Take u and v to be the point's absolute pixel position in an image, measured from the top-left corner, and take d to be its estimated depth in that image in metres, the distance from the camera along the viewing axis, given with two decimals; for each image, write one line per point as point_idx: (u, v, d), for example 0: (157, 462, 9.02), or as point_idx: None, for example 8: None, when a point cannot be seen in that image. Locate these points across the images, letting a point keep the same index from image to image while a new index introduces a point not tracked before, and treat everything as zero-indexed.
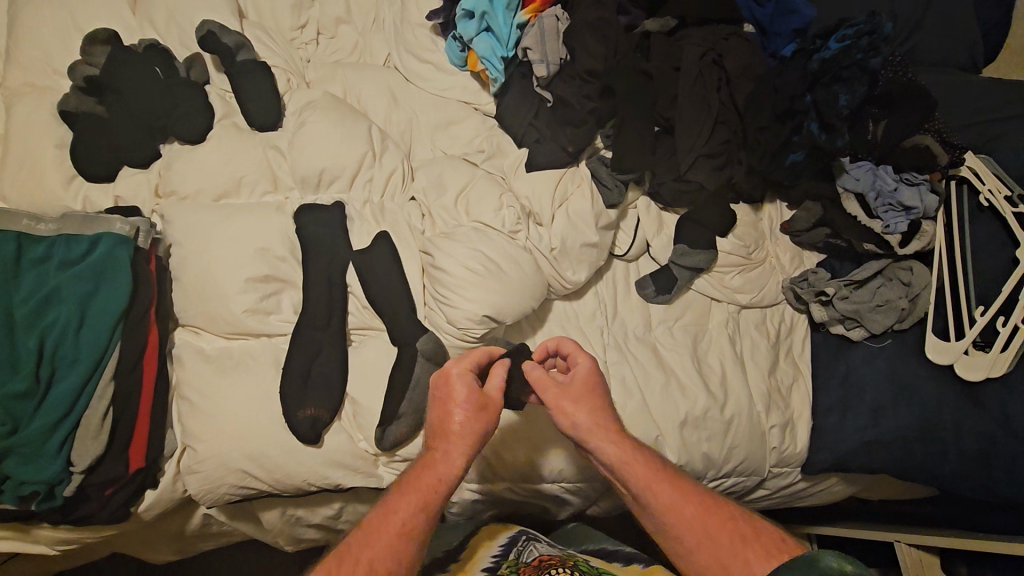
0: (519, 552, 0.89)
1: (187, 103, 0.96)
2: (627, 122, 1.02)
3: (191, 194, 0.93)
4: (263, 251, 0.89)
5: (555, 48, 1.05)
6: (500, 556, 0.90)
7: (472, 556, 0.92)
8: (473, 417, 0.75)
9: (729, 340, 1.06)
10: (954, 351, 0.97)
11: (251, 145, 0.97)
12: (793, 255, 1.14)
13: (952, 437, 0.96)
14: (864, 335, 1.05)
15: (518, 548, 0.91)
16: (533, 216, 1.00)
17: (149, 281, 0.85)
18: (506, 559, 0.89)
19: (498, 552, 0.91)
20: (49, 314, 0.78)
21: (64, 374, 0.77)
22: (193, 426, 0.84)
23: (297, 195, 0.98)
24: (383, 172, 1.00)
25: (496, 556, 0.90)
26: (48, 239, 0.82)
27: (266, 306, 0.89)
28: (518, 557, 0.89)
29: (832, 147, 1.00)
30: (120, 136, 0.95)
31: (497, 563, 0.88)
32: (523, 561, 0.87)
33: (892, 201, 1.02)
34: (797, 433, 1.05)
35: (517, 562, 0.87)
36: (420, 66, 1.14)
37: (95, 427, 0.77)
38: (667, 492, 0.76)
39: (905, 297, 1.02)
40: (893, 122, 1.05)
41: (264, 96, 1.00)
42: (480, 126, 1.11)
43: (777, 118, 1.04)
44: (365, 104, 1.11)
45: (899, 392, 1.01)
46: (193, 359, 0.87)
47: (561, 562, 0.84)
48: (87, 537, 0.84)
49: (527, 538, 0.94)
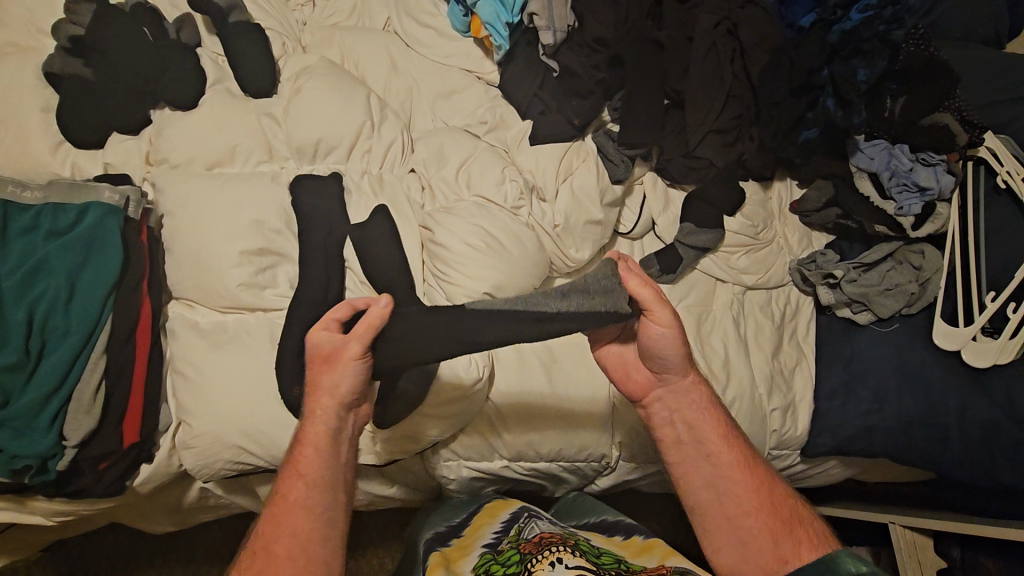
0: (520, 528, 0.87)
1: (177, 67, 0.92)
2: (635, 96, 0.99)
3: (183, 162, 0.90)
4: (258, 223, 0.86)
5: (563, 15, 0.99)
6: (500, 534, 0.88)
7: (474, 534, 0.92)
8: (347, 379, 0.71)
9: (733, 322, 1.05)
10: (962, 338, 0.96)
11: (243, 112, 0.94)
12: (802, 236, 1.12)
13: (956, 423, 0.96)
14: (871, 319, 1.03)
15: (520, 524, 0.89)
16: (537, 191, 0.97)
17: (140, 251, 0.83)
18: (507, 535, 0.87)
19: (500, 528, 0.90)
20: (38, 286, 0.76)
21: (55, 347, 0.75)
22: (188, 401, 0.82)
23: (292, 165, 0.95)
24: (382, 143, 0.97)
25: (498, 532, 0.89)
26: (35, 208, 0.79)
27: (261, 280, 0.86)
28: (519, 533, 0.87)
29: (847, 125, 0.98)
30: (107, 100, 0.91)
31: (498, 539, 0.87)
32: (523, 537, 0.85)
33: (906, 181, 0.99)
34: (798, 416, 1.04)
35: (517, 539, 0.85)
36: (421, 31, 1.09)
37: (88, 401, 0.75)
38: (745, 474, 0.77)
39: (915, 281, 1.00)
40: (910, 102, 0.99)
41: (259, 61, 0.96)
42: (483, 96, 1.06)
43: (793, 93, 1.02)
44: (364, 71, 1.06)
45: (905, 378, 0.99)
46: (187, 333, 0.85)
47: (562, 540, 0.81)
48: (83, 509, 0.83)
49: (529, 515, 0.92)
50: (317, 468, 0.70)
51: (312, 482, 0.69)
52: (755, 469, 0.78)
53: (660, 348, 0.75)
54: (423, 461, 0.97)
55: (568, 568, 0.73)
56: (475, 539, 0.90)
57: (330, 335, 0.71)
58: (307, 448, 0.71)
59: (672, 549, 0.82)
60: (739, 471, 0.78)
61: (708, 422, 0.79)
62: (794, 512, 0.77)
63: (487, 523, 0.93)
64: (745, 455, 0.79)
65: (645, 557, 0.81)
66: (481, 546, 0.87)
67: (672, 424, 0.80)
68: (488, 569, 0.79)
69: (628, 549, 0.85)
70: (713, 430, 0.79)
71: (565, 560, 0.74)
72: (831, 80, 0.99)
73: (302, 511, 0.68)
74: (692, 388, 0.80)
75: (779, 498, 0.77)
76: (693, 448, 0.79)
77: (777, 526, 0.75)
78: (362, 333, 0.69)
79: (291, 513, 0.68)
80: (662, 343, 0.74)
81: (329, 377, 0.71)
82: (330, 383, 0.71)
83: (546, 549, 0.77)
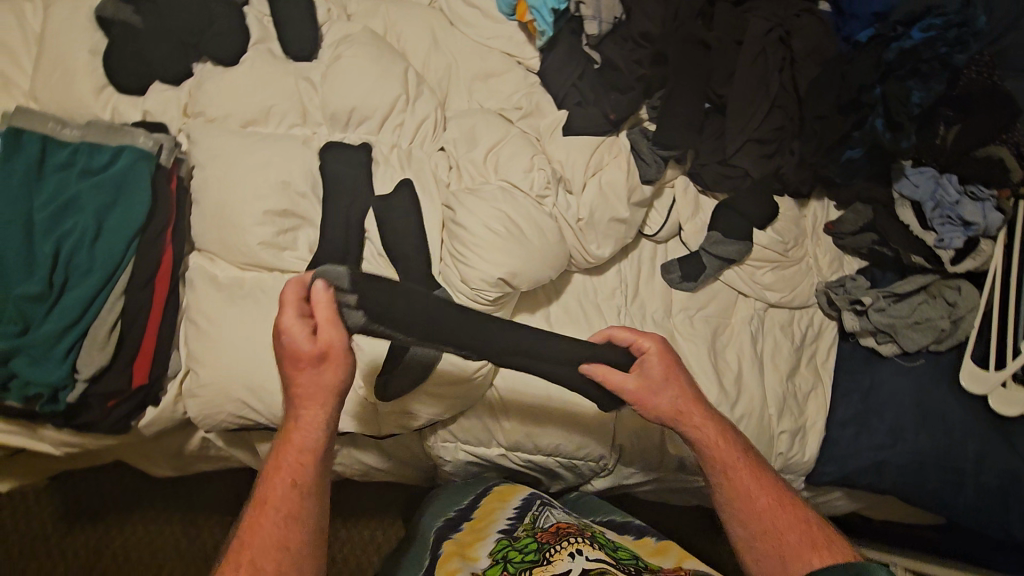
0: (535, 517, 0.88)
1: (224, 22, 0.94)
2: (675, 96, 0.96)
3: (219, 117, 0.92)
4: (285, 184, 0.88)
5: (611, 4, 0.96)
6: (514, 521, 0.89)
7: (487, 517, 0.92)
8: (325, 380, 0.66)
9: (751, 337, 1.02)
10: (989, 381, 0.93)
11: (282, 73, 0.94)
12: (833, 259, 1.09)
13: (973, 470, 0.92)
14: (895, 352, 1.00)
15: (534, 512, 0.90)
16: (564, 182, 0.95)
17: (167, 199, 0.84)
18: (522, 522, 0.88)
19: (514, 514, 0.91)
20: (66, 222, 0.77)
21: (77, 283, 0.76)
22: (196, 351, 0.83)
23: (324, 131, 0.96)
24: (415, 118, 0.97)
25: (512, 518, 0.90)
26: (72, 145, 0.80)
27: (282, 241, 0.88)
28: (534, 521, 0.87)
29: (895, 147, 0.94)
30: (152, 49, 0.92)
31: (513, 526, 0.87)
32: (540, 526, 0.86)
33: (950, 214, 0.96)
34: (807, 443, 1.00)
35: (532, 527, 0.86)
36: (466, 9, 1.07)
37: (102, 338, 0.76)
38: (757, 500, 0.74)
39: (947, 318, 0.96)
40: (965, 129, 0.97)
41: (301, 25, 0.97)
42: (521, 82, 1.04)
43: (841, 109, 0.98)
44: (404, 45, 1.05)
45: (924, 417, 0.96)
46: (204, 283, 0.87)
47: (579, 532, 0.81)
48: (89, 443, 0.86)
49: (542, 503, 0.92)
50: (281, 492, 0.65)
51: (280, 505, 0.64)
52: (767, 494, 0.75)
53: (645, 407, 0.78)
54: (420, 437, 0.97)
55: (589, 561, 0.73)
56: (489, 524, 0.90)
57: (290, 322, 0.64)
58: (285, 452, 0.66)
59: (686, 554, 0.83)
60: (748, 499, 0.75)
61: (711, 449, 0.77)
62: (806, 541, 0.71)
63: (500, 505, 0.93)
64: (755, 479, 0.76)
65: (661, 557, 0.82)
66: (496, 531, 0.88)
67: None
68: (506, 555, 0.80)
69: (643, 548, 0.86)
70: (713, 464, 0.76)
71: (585, 553, 0.74)
72: (883, 100, 0.95)
73: (284, 509, 0.64)
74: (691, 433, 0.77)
75: (792, 520, 0.73)
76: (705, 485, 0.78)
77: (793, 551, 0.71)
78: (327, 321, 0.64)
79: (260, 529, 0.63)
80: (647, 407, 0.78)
81: (303, 373, 0.66)
82: (309, 376, 0.66)
83: (564, 541, 0.78)
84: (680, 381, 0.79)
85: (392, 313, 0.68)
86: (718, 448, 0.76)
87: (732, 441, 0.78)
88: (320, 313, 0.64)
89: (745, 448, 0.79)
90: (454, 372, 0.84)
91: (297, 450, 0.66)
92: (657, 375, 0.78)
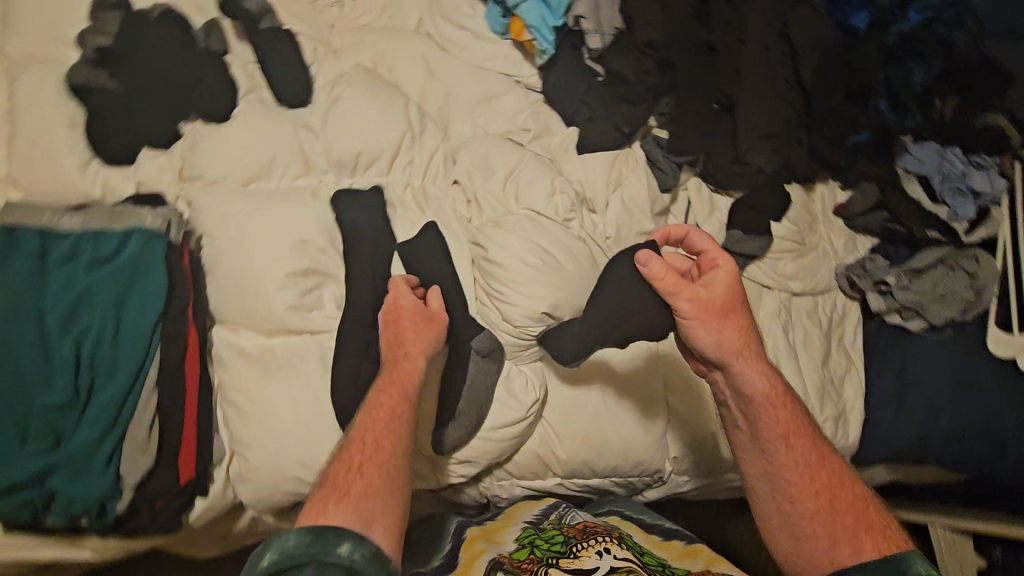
0: (561, 514, 0.88)
1: (212, 76, 0.88)
2: (686, 100, 0.97)
3: (219, 178, 0.86)
4: (303, 242, 0.83)
5: (612, 16, 0.96)
6: (541, 516, 0.89)
7: (514, 511, 0.92)
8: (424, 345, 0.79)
9: (783, 330, 1.03)
10: (1016, 344, 0.99)
11: (279, 124, 0.89)
12: (847, 240, 1.09)
13: (1010, 431, 0.98)
14: (923, 327, 1.02)
15: (561, 510, 0.90)
16: (586, 203, 0.94)
17: (182, 279, 0.80)
18: (547, 519, 0.88)
19: (540, 512, 0.90)
20: (83, 320, 0.73)
21: (105, 383, 0.73)
22: (240, 433, 0.79)
23: (331, 178, 0.91)
24: (424, 153, 0.94)
25: (538, 515, 0.90)
26: (73, 236, 0.76)
27: (308, 302, 0.83)
28: (560, 518, 0.87)
29: (901, 127, 1.01)
30: (140, 114, 0.86)
31: (539, 520, 0.87)
32: (565, 522, 0.86)
33: (959, 186, 0.99)
34: (849, 425, 1.03)
35: (560, 523, 0.86)
36: (457, 34, 1.03)
37: (142, 440, 0.74)
38: (809, 477, 0.74)
39: (969, 288, 0.99)
40: (961, 102, 0.99)
41: (292, 69, 0.92)
42: (524, 101, 1.01)
43: (848, 98, 1.01)
44: (398, 77, 1.01)
45: (956, 385, 1.00)
46: (232, 360, 0.81)
47: (606, 532, 0.82)
48: (137, 546, 0.80)
49: (568, 506, 0.92)
50: (376, 441, 0.72)
51: (375, 453, 0.71)
52: (823, 474, 0.74)
53: (699, 340, 0.75)
54: (476, 481, 0.95)
55: (616, 559, 0.75)
56: (516, 515, 0.90)
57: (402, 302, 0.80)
58: (383, 404, 0.75)
59: (716, 558, 0.85)
60: (801, 474, 0.74)
61: (769, 414, 0.75)
62: (861, 523, 0.71)
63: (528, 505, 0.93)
64: (811, 457, 0.75)
65: (688, 562, 0.84)
66: (523, 520, 0.88)
67: (731, 409, 0.78)
68: (531, 542, 0.81)
69: (668, 551, 0.87)
70: (766, 431, 0.75)
71: (613, 551, 0.76)
72: (885, 83, 1.00)
73: (380, 461, 0.71)
74: (750, 382, 0.75)
75: (847, 499, 0.73)
76: (754, 444, 0.76)
77: (833, 531, 0.71)
78: (441, 325, 0.81)
79: (353, 481, 0.67)
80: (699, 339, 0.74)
81: (412, 336, 0.79)
82: (408, 334, 0.79)
83: (591, 538, 0.79)
84: (738, 319, 0.75)
85: (558, 333, 0.84)
86: (776, 411, 0.75)
87: (791, 410, 0.77)
88: (433, 306, 0.82)
89: (806, 420, 0.78)
90: (512, 418, 0.85)
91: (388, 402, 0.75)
92: (719, 304, 0.74)
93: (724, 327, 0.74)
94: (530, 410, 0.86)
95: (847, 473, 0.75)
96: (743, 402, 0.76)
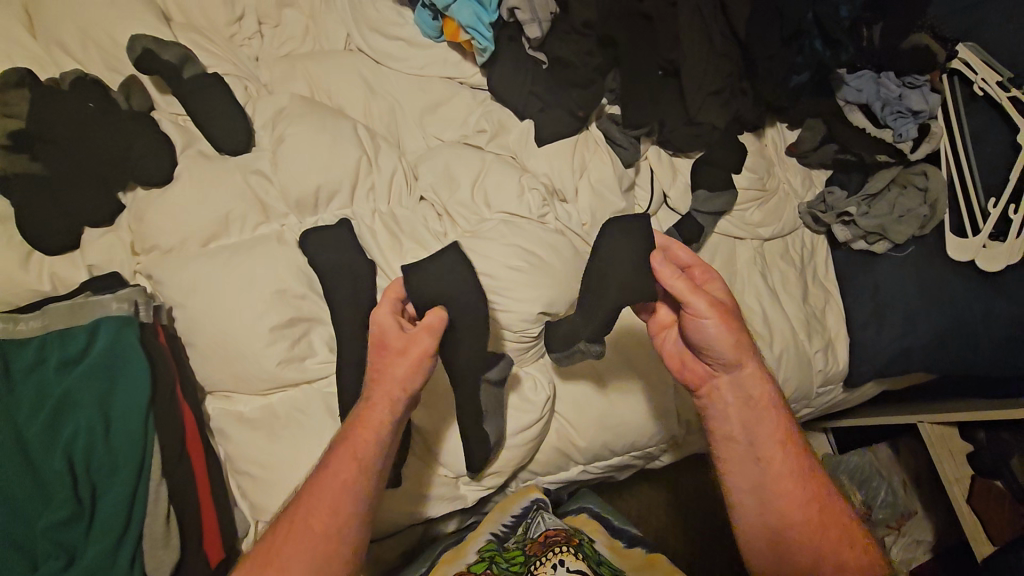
0: (527, 526, 0.89)
1: (141, 142, 0.82)
2: (631, 74, 0.97)
3: (175, 245, 0.81)
4: (281, 292, 0.80)
5: (545, 2, 0.93)
6: (511, 526, 0.90)
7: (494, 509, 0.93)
8: (402, 373, 0.69)
9: (761, 277, 1.05)
10: (973, 247, 1.01)
11: (225, 175, 0.84)
12: (803, 177, 1.14)
13: (983, 325, 1.01)
14: (888, 247, 1.08)
15: (531, 518, 0.91)
16: (557, 194, 0.94)
17: (164, 358, 0.75)
18: (517, 531, 0.89)
19: (514, 516, 0.91)
20: (67, 425, 0.69)
21: (108, 484, 0.68)
22: (261, 499, 0.77)
23: (293, 220, 0.87)
24: (383, 176, 0.91)
25: (509, 522, 0.90)
26: (35, 341, 0.72)
27: (299, 352, 0.80)
28: (526, 530, 0.89)
29: (837, 62, 1.02)
30: (71, 195, 0.80)
31: (506, 534, 0.89)
32: (531, 536, 0.88)
33: (899, 109, 1.02)
34: (836, 352, 1.08)
35: (525, 537, 0.88)
36: (388, 44, 0.99)
37: (162, 534, 0.69)
38: (797, 488, 0.74)
39: (924, 203, 1.05)
40: (890, 26, 1.04)
41: (225, 114, 0.86)
42: (472, 103, 0.99)
43: (784, 42, 1.00)
44: (338, 100, 0.97)
45: (930, 295, 1.04)
46: (234, 427, 0.79)
47: (567, 541, 0.84)
48: None
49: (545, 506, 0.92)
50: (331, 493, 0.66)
51: (325, 504, 0.66)
52: (812, 488, 0.75)
53: (709, 341, 0.71)
54: (503, 488, 0.94)
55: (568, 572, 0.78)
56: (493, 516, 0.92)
57: (386, 313, 0.71)
58: (373, 407, 0.69)
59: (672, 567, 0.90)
60: (792, 488, 0.74)
61: (765, 426, 0.75)
62: (842, 536, 0.73)
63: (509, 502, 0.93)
64: (803, 473, 0.75)
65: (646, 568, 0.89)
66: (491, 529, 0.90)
67: (727, 420, 0.75)
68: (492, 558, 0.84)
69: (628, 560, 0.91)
70: (758, 439, 0.75)
71: (566, 563, 0.79)
72: (816, 22, 1.00)
73: (334, 523, 0.65)
74: (748, 387, 0.75)
75: (833, 513, 0.75)
76: (744, 449, 0.75)
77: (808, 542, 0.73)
78: (436, 327, 0.70)
79: (297, 537, 0.64)
80: (712, 338, 0.70)
81: (391, 362, 0.70)
82: (387, 359, 0.70)
83: (549, 551, 0.81)
84: (743, 324, 0.73)
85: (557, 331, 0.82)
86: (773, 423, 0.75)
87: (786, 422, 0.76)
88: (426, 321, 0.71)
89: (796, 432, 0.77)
90: (529, 421, 0.85)
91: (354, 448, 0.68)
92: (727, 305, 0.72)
93: (735, 332, 0.72)
94: (541, 412, 0.86)
95: (829, 484, 0.77)
96: (742, 411, 0.75)
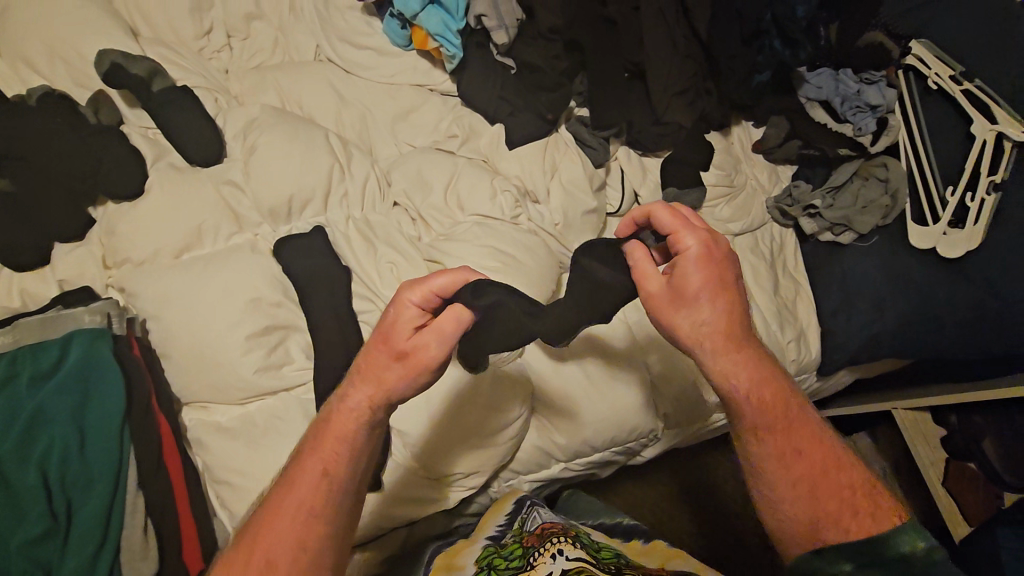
0: (523, 521, 0.89)
1: (108, 154, 0.82)
2: (597, 77, 1.00)
3: (147, 257, 0.81)
4: (255, 301, 0.80)
5: (509, 9, 0.97)
6: (504, 528, 0.89)
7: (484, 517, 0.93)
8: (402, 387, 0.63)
9: None
10: (934, 234, 1.04)
11: (197, 186, 0.85)
12: (770, 173, 1.16)
13: (949, 311, 1.03)
14: (853, 238, 1.11)
15: (522, 516, 0.90)
16: (529, 195, 0.96)
17: (139, 370, 0.75)
18: (510, 530, 0.89)
19: (503, 521, 0.91)
20: (40, 441, 0.68)
21: (83, 498, 0.68)
22: (240, 509, 0.77)
23: (267, 229, 0.88)
24: (356, 183, 0.92)
25: (501, 526, 0.90)
26: (6, 356, 0.71)
27: (276, 359, 0.80)
28: (522, 525, 0.88)
29: (796, 61, 1.04)
30: (40, 210, 0.80)
31: (502, 534, 0.88)
32: (527, 530, 0.87)
33: (858, 104, 1.06)
34: (809, 341, 1.10)
35: (521, 532, 0.87)
36: (358, 53, 1.02)
37: (140, 546, 0.69)
38: (795, 442, 0.64)
39: (886, 194, 1.08)
40: (844, 25, 1.08)
41: (195, 125, 0.87)
42: (442, 108, 1.01)
43: (745, 42, 1.03)
44: (309, 109, 0.97)
45: (895, 282, 1.07)
46: (211, 437, 0.79)
47: (563, 532, 0.82)
48: None
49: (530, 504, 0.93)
50: (300, 497, 0.61)
51: (293, 511, 0.61)
52: (811, 443, 0.65)
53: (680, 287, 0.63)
54: (486, 489, 0.96)
55: (568, 559, 0.75)
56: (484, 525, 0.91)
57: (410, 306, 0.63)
58: (355, 402, 0.64)
59: (671, 551, 0.88)
60: (788, 443, 0.64)
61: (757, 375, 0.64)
62: (848, 497, 0.64)
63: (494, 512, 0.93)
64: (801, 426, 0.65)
65: (648, 556, 0.87)
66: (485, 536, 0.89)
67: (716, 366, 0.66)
68: (489, 562, 0.81)
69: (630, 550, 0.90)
70: (758, 398, 0.64)
71: (566, 551, 0.76)
72: (774, 23, 1.03)
73: (299, 535, 0.60)
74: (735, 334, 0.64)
75: (837, 470, 0.65)
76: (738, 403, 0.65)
77: (812, 512, 0.63)
78: (451, 334, 0.62)
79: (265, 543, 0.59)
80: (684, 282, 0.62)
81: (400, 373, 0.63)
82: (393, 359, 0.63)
83: (548, 541, 0.79)
84: (726, 265, 0.64)
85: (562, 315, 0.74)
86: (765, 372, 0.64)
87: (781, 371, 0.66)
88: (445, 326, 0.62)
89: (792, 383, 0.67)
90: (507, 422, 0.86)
91: (331, 449, 0.63)
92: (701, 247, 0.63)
93: (710, 274, 0.63)
94: (518, 412, 0.87)
95: (834, 440, 0.66)
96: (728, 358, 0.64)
